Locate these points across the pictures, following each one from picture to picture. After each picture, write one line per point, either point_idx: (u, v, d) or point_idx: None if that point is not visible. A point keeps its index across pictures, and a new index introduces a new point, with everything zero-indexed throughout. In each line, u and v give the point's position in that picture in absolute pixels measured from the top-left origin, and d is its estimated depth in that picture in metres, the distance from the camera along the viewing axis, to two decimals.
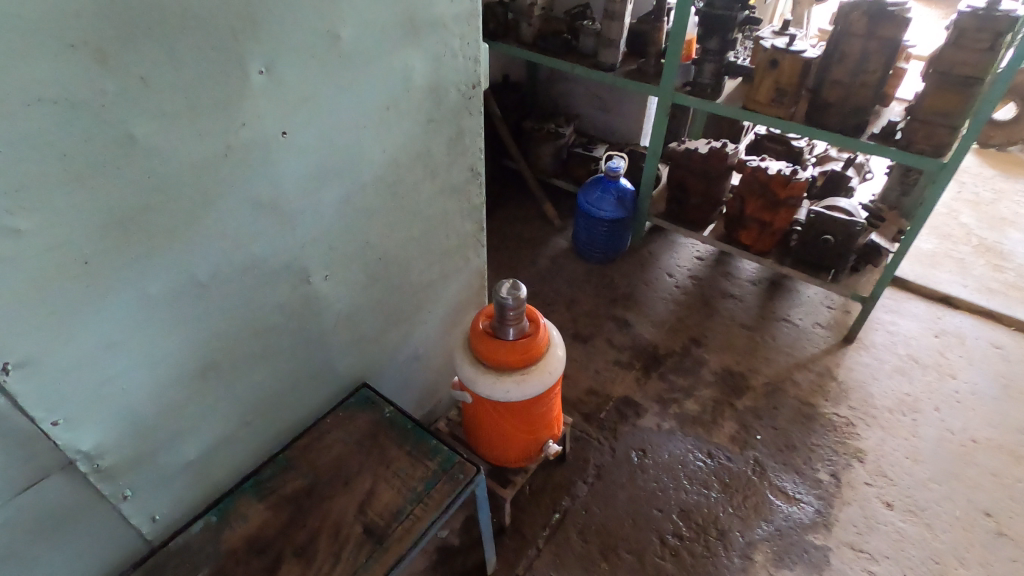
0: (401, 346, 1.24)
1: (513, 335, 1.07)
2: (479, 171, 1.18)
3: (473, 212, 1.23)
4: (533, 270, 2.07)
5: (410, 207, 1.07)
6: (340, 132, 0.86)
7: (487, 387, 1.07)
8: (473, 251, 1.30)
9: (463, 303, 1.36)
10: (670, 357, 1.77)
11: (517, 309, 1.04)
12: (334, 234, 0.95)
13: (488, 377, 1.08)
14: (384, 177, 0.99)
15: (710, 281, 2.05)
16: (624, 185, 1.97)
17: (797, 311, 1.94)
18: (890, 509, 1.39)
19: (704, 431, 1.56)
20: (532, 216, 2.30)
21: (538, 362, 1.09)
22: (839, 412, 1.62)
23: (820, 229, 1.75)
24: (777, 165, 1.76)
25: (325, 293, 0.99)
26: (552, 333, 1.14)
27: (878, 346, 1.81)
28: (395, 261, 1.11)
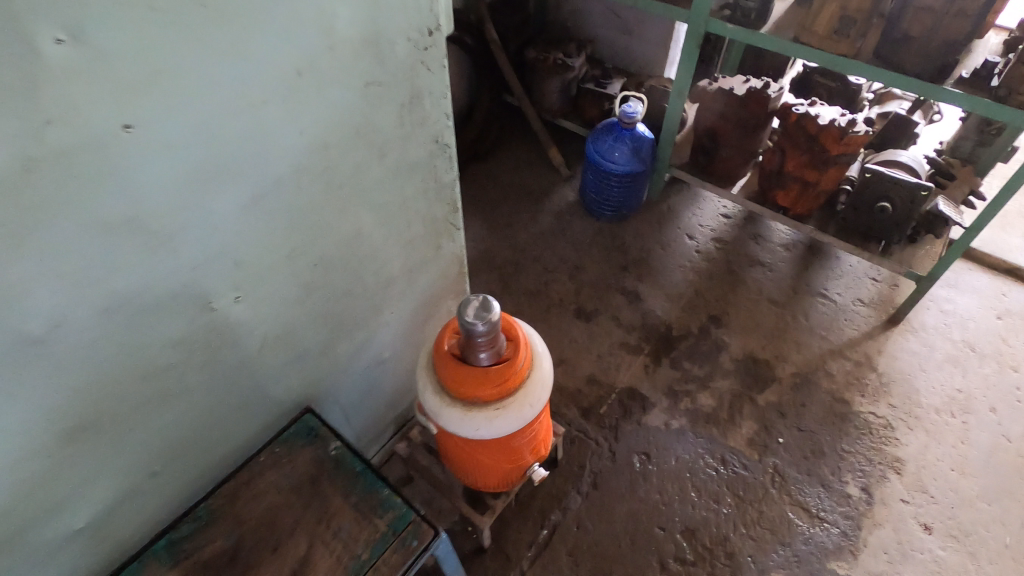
0: (359, 353, 1.03)
1: (488, 359, 0.86)
2: (447, 142, 0.92)
3: (442, 192, 0.98)
4: (534, 229, 1.81)
5: (352, 197, 0.83)
6: (228, 116, 0.61)
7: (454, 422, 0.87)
8: (446, 237, 1.06)
9: (437, 295, 1.14)
10: (685, 338, 1.55)
11: (490, 334, 0.82)
12: (242, 247, 0.72)
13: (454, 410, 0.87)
14: (309, 166, 0.74)
15: (737, 246, 1.78)
16: (641, 132, 1.65)
17: (836, 285, 1.68)
18: (928, 533, 1.22)
19: (719, 432, 1.37)
20: (535, 162, 2.00)
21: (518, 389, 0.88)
22: (877, 412, 1.41)
23: (876, 193, 1.46)
24: (833, 113, 1.43)
25: (242, 316, 0.77)
26: (537, 347, 0.93)
27: (928, 330, 1.57)
28: (339, 265, 0.88)
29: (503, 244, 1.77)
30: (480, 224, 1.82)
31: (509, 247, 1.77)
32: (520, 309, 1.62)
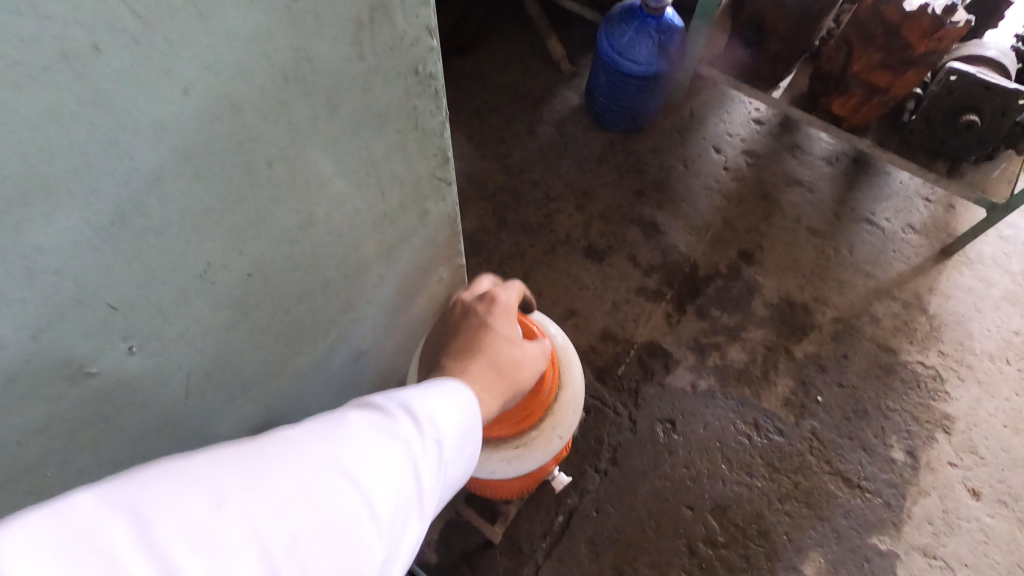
0: (329, 355, 0.80)
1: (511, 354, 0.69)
2: (431, 72, 0.61)
3: (426, 141, 0.68)
4: (532, 144, 1.50)
5: (292, 174, 0.54)
6: (17, 86, 0.32)
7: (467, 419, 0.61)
8: (433, 196, 0.78)
9: (425, 265, 0.88)
10: (712, 281, 1.34)
11: None
12: (119, 286, 0.45)
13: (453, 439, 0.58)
14: (210, 142, 0.45)
15: (771, 160, 1.50)
16: (670, 19, 1.30)
17: (885, 208, 1.44)
18: (977, 500, 1.12)
19: (751, 392, 1.21)
20: (530, 54, 1.62)
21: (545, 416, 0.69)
22: (926, 361, 1.25)
23: (962, 101, 1.18)
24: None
25: (148, 369, 0.53)
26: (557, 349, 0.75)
27: (987, 262, 1.37)
28: (285, 266, 0.61)
29: (496, 165, 1.47)
30: (467, 140, 1.51)
31: (502, 169, 1.47)
32: (520, 249, 1.37)
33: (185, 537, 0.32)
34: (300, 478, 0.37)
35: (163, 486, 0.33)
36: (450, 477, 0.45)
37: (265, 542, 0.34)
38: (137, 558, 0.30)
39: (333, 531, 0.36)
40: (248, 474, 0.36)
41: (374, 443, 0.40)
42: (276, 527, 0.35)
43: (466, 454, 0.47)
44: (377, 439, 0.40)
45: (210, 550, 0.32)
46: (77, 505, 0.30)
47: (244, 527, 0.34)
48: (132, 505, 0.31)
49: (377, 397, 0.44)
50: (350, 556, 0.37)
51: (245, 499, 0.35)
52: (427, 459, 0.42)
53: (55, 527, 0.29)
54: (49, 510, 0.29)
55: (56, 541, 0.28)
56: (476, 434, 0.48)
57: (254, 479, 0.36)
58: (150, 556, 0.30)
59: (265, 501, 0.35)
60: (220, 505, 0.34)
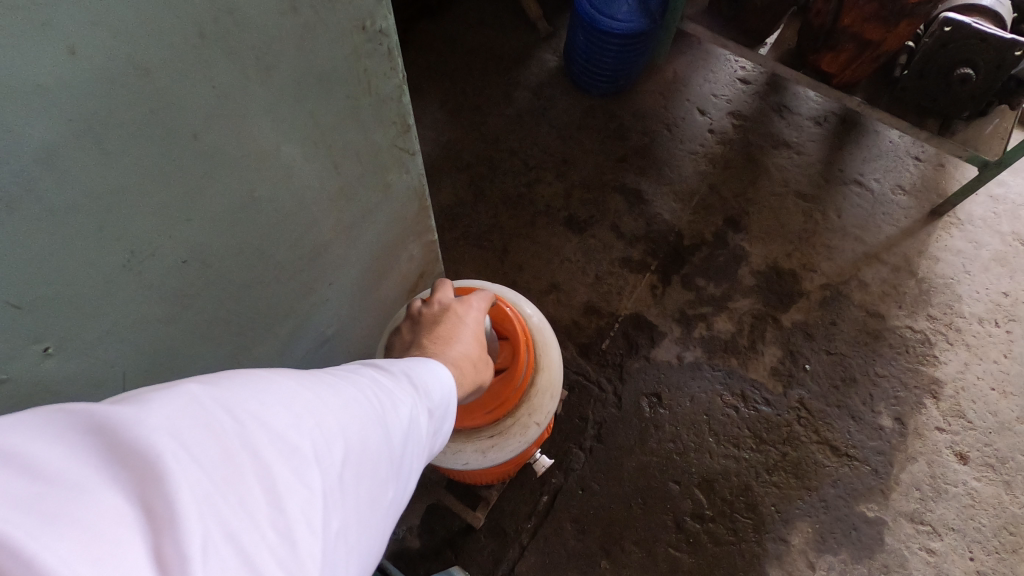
0: (292, 345, 0.75)
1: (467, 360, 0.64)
2: (381, 28, 0.54)
3: (383, 108, 0.62)
4: (509, 110, 1.43)
5: (225, 148, 0.48)
6: None
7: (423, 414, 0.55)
8: (396, 169, 0.72)
9: (393, 243, 0.83)
10: (698, 250, 1.29)
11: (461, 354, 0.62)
12: (21, 282, 0.39)
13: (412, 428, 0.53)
14: (115, 113, 0.38)
15: (758, 122, 1.44)
16: None
17: (874, 169, 1.40)
18: (964, 464, 1.11)
19: (738, 363, 1.18)
20: (504, 14, 1.53)
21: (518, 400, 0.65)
22: (914, 326, 1.23)
23: (955, 55, 1.13)
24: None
25: (71, 373, 0.47)
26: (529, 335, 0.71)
27: (976, 223, 1.34)
28: (228, 253, 0.56)
29: (472, 134, 1.40)
30: (441, 107, 1.43)
31: (478, 137, 1.40)
32: (499, 222, 1.31)
33: (274, 441, 0.30)
34: (354, 408, 0.35)
35: (255, 389, 0.31)
36: (435, 447, 0.45)
37: (338, 458, 0.32)
38: (237, 451, 0.28)
39: (372, 463, 0.35)
40: (315, 393, 0.34)
41: (392, 396, 0.39)
42: (341, 446, 0.33)
43: (446, 429, 0.46)
44: (393, 389, 0.40)
45: (294, 453, 0.30)
46: (184, 395, 0.28)
47: (321, 437, 0.32)
48: (234, 401, 0.30)
49: (382, 363, 0.43)
50: (378, 489, 0.36)
51: (315, 414, 0.33)
52: (424, 422, 0.41)
53: (177, 413, 0.27)
54: (164, 397, 0.28)
55: (181, 421, 0.27)
56: (453, 412, 0.47)
57: (322, 397, 0.34)
58: (250, 450, 0.29)
59: (335, 417, 0.34)
60: (302, 414, 0.32)
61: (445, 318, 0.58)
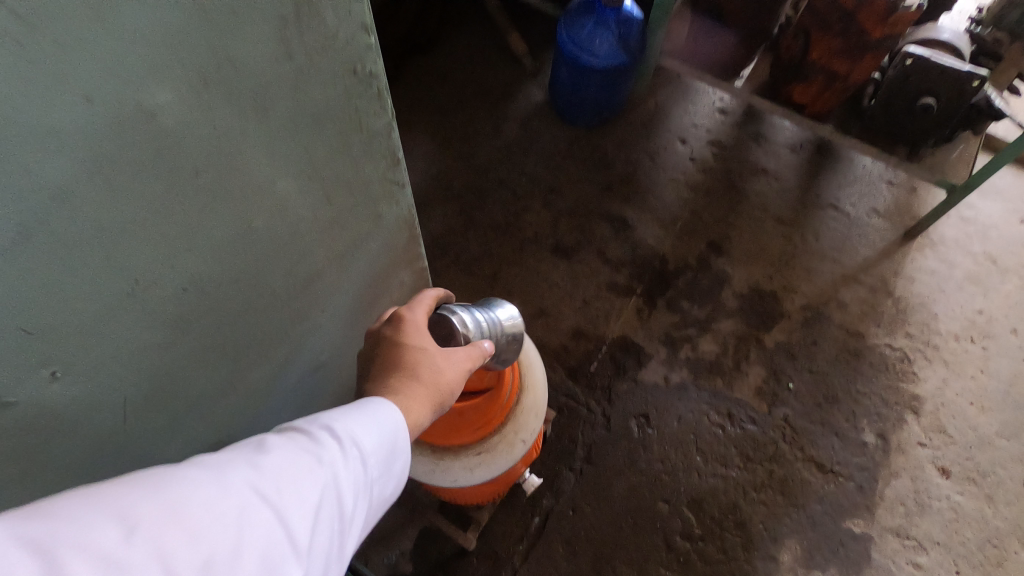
0: (285, 371, 0.77)
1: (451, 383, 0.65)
2: (371, 70, 0.59)
3: (374, 143, 0.66)
4: (497, 142, 1.48)
5: (225, 182, 0.52)
6: None
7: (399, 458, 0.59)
8: (386, 200, 0.76)
9: (385, 271, 0.86)
10: (682, 273, 1.33)
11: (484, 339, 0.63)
12: (33, 309, 0.42)
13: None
14: (122, 154, 0.42)
15: (737, 150, 1.50)
16: (629, 12, 1.31)
17: (849, 193, 1.45)
18: (947, 479, 1.13)
19: (723, 383, 1.21)
20: (492, 51, 1.60)
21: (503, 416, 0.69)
22: (893, 344, 1.26)
23: (918, 87, 1.19)
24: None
25: (75, 396, 0.50)
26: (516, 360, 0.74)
27: (949, 243, 1.39)
28: (226, 281, 0.59)
29: (462, 164, 1.45)
30: (431, 140, 1.48)
31: (468, 168, 1.45)
32: (488, 249, 1.35)
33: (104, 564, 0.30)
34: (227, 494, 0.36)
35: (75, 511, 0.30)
36: (373, 490, 0.45)
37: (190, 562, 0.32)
38: None
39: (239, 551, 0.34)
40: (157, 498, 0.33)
41: (296, 456, 0.40)
42: (185, 549, 0.32)
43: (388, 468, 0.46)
44: (280, 460, 0.39)
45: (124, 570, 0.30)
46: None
47: (163, 547, 0.32)
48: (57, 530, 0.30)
49: (300, 421, 0.44)
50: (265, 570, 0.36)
51: (201, 496, 0.35)
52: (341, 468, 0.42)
53: None
54: None
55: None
56: (380, 454, 0.45)
57: (172, 499, 0.34)
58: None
59: (187, 521, 0.33)
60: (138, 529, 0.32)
61: (384, 344, 0.55)
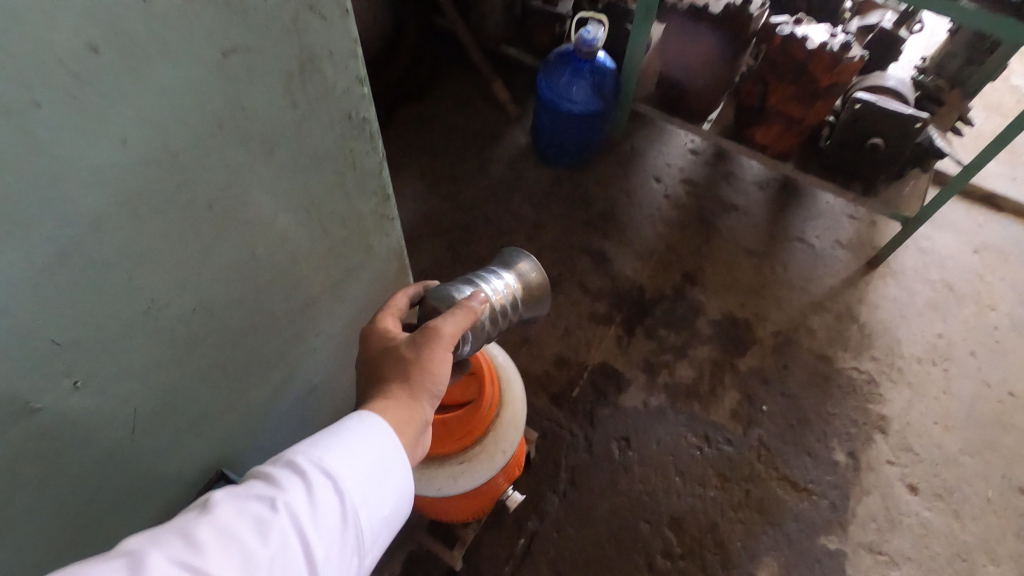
0: (280, 393, 0.82)
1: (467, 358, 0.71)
2: (365, 116, 0.67)
3: (367, 180, 0.74)
4: (483, 182, 1.57)
5: (236, 214, 0.58)
6: None
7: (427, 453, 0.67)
8: (377, 232, 0.82)
9: (376, 299, 0.93)
10: (659, 303, 1.40)
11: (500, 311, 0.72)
12: (64, 323, 0.48)
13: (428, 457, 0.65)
14: (148, 189, 0.48)
15: (707, 188, 1.60)
16: (602, 62, 1.42)
17: (814, 227, 1.55)
18: (916, 495, 1.18)
19: (700, 407, 1.26)
20: (477, 99, 1.71)
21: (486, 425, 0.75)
22: (859, 367, 1.33)
23: (867, 129, 1.30)
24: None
25: (91, 407, 0.55)
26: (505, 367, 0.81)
27: (908, 272, 1.48)
28: (230, 304, 0.64)
29: (449, 203, 1.54)
30: (420, 180, 1.57)
31: (455, 206, 1.53)
32: None
33: None
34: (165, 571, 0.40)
35: None
36: (358, 516, 0.49)
37: None
38: None
39: None
40: None
41: (237, 517, 0.44)
42: None
43: (375, 489, 0.51)
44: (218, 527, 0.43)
45: None
46: None
47: None
48: None
49: (257, 474, 0.48)
50: None
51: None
52: (302, 506, 0.46)
53: None
54: None
55: None
56: (343, 488, 0.49)
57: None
58: None
59: None
60: None
61: (369, 365, 0.62)
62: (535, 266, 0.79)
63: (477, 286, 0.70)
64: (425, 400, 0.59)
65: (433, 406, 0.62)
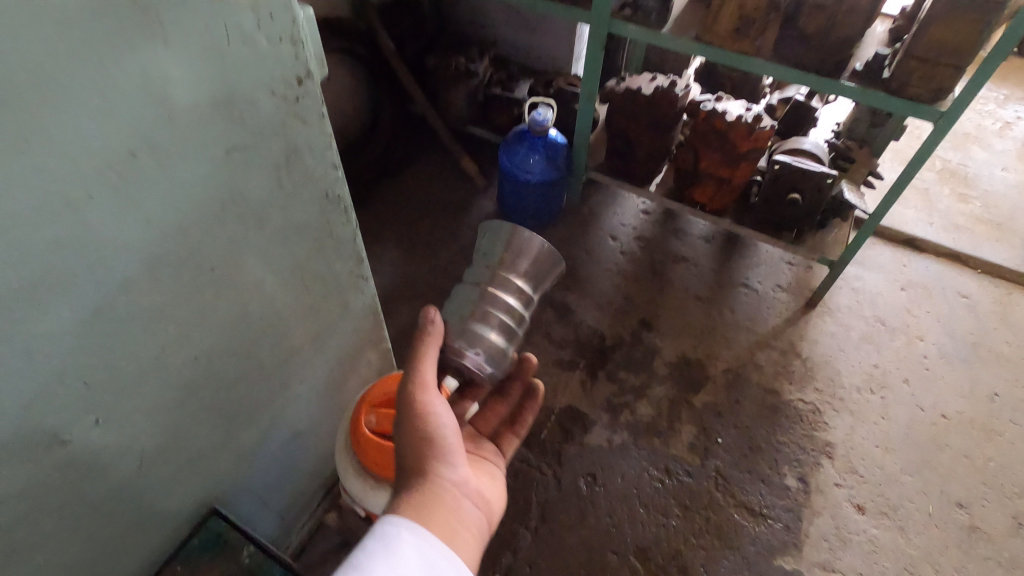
0: (267, 437, 0.92)
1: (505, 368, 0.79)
2: (340, 194, 0.81)
3: (344, 245, 0.87)
4: (454, 246, 1.73)
5: (233, 276, 0.71)
6: (41, 221, 0.49)
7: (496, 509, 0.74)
8: (353, 290, 0.95)
9: (354, 351, 1.04)
10: (619, 348, 1.53)
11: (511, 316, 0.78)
12: (93, 367, 0.60)
13: (491, 510, 0.72)
14: (165, 258, 0.62)
15: (659, 243, 1.77)
16: (555, 139, 1.62)
17: (756, 274, 1.70)
18: (862, 514, 1.27)
19: (660, 442, 1.36)
20: (448, 173, 1.90)
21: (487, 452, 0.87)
22: (805, 398, 1.45)
23: (786, 185, 1.48)
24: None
25: (107, 441, 0.65)
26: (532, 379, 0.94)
27: (843, 310, 1.63)
28: (224, 353, 0.76)
29: (424, 266, 1.68)
30: (397, 247, 1.72)
31: (429, 269, 1.67)
32: None
33: None
34: None
35: None
36: None
37: None
38: None
39: None
40: None
41: None
42: None
43: None
44: None
45: None
46: None
47: None
48: None
49: None
50: None
51: None
52: None
53: None
54: None
55: None
56: None
57: None
58: None
59: None
60: None
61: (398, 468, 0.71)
62: (526, 233, 0.80)
63: (488, 318, 0.77)
64: (440, 469, 0.67)
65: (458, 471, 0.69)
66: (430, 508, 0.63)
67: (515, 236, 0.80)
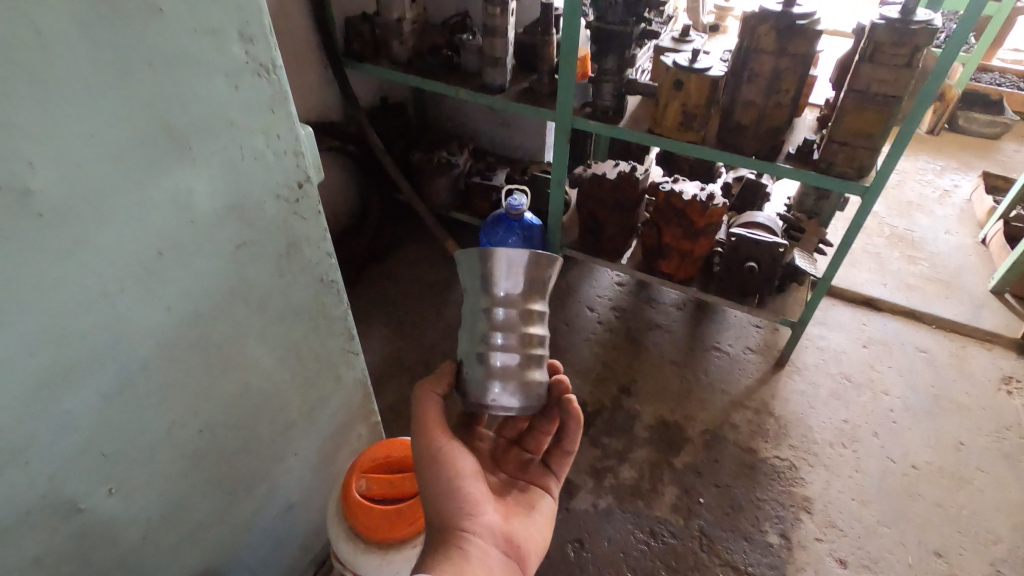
0: (261, 508, 0.97)
1: (536, 392, 0.77)
2: (333, 279, 0.92)
3: (336, 324, 0.97)
4: (440, 322, 1.83)
5: (237, 355, 0.80)
6: (82, 310, 0.58)
7: (530, 548, 0.77)
8: (345, 365, 1.03)
9: (345, 424, 1.11)
10: (601, 414, 1.59)
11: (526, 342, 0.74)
12: (112, 438, 0.67)
13: (522, 551, 0.75)
14: (180, 339, 0.71)
15: (634, 312, 1.88)
16: (529, 221, 1.77)
17: (727, 338, 1.81)
18: (844, 568, 1.30)
19: (644, 504, 1.40)
20: (434, 255, 2.04)
21: (537, 474, 0.89)
22: (780, 455, 1.51)
23: (742, 255, 1.62)
24: (708, 63, 1.39)
25: (117, 510, 0.71)
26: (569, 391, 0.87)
27: (810, 368, 1.72)
28: (226, 426, 0.83)
29: (412, 343, 1.77)
30: (386, 325, 1.81)
31: (417, 345, 1.76)
32: None
33: None
34: None
35: None
36: None
37: None
38: None
39: None
40: None
41: None
42: None
43: None
44: None
45: None
46: None
47: None
48: None
49: None
50: None
51: None
52: None
53: None
54: None
55: None
56: None
57: None
58: None
59: None
60: None
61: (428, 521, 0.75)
62: (507, 250, 0.70)
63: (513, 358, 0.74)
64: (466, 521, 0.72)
65: (483, 519, 0.73)
66: (458, 561, 0.67)
67: (494, 259, 0.70)
